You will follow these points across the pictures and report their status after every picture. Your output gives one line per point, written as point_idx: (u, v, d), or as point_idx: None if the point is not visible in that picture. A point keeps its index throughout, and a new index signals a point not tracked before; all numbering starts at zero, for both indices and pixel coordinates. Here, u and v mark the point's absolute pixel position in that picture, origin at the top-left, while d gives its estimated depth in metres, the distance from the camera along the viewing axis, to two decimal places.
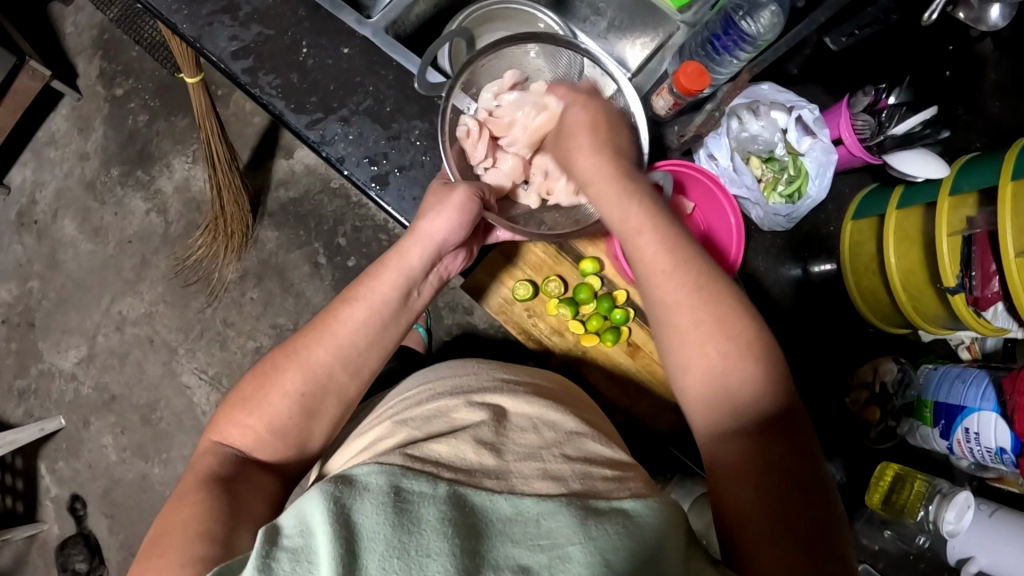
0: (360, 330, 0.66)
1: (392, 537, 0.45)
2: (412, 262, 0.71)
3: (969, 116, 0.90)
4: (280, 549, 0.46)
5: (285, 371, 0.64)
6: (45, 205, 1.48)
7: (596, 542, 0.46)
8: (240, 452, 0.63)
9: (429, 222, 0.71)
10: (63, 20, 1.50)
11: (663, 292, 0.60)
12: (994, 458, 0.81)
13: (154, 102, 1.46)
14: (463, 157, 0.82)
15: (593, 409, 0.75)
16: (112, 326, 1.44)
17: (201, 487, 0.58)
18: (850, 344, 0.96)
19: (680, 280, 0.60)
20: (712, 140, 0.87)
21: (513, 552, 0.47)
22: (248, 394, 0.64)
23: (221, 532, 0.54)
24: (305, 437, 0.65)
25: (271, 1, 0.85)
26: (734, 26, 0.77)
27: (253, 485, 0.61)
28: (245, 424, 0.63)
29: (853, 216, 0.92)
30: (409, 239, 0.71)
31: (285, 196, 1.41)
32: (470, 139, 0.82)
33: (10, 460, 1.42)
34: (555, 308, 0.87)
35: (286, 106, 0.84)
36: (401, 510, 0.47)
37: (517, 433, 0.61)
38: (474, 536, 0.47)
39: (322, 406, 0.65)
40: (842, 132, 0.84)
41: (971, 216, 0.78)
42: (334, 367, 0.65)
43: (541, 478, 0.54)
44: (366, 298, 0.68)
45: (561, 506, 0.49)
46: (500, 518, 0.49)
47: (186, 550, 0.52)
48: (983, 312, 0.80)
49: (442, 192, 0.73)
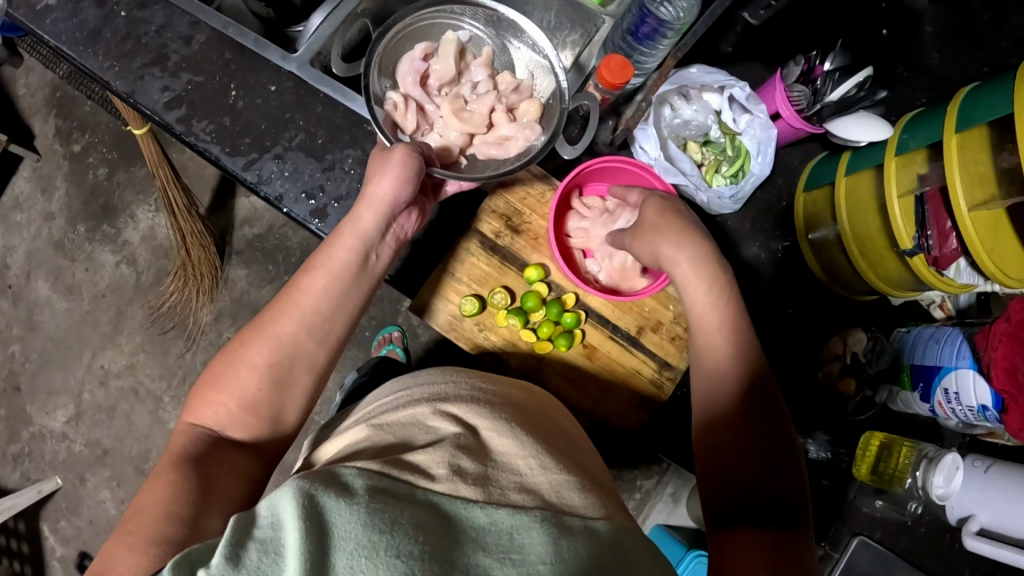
0: (322, 296, 0.66)
1: (364, 536, 0.41)
2: (366, 226, 0.69)
3: (910, 72, 0.91)
4: (250, 539, 0.42)
5: (251, 344, 0.63)
6: (17, 268, 1.48)
7: (568, 562, 0.43)
8: (213, 431, 0.61)
9: (377, 184, 0.69)
10: (14, 82, 1.50)
11: (722, 371, 0.63)
12: (978, 417, 0.78)
13: (112, 154, 1.47)
14: (396, 129, 0.80)
15: (551, 403, 0.73)
16: (96, 381, 1.44)
17: (174, 467, 0.56)
18: (823, 308, 0.93)
19: (734, 364, 0.63)
20: (639, 132, 0.85)
21: (483, 563, 0.43)
22: (217, 370, 0.62)
23: (188, 512, 0.53)
24: (277, 411, 0.63)
25: (197, 48, 0.85)
26: (651, 14, 0.76)
27: (223, 462, 0.59)
28: (216, 401, 0.61)
29: (805, 187, 0.92)
30: (360, 204, 0.70)
31: (250, 233, 1.42)
32: (398, 112, 0.80)
33: (13, 525, 1.41)
34: (505, 319, 0.86)
35: (221, 151, 0.83)
36: (376, 511, 0.43)
37: (496, 435, 0.57)
38: (445, 543, 0.43)
39: (294, 377, 0.63)
40: (779, 106, 0.83)
41: (923, 174, 0.76)
42: (299, 335, 0.64)
43: (517, 490, 0.50)
44: (324, 265, 0.67)
45: (535, 522, 0.45)
46: (473, 527, 0.45)
47: (149, 529, 0.51)
48: (946, 270, 0.77)
49: (382, 156, 0.71)
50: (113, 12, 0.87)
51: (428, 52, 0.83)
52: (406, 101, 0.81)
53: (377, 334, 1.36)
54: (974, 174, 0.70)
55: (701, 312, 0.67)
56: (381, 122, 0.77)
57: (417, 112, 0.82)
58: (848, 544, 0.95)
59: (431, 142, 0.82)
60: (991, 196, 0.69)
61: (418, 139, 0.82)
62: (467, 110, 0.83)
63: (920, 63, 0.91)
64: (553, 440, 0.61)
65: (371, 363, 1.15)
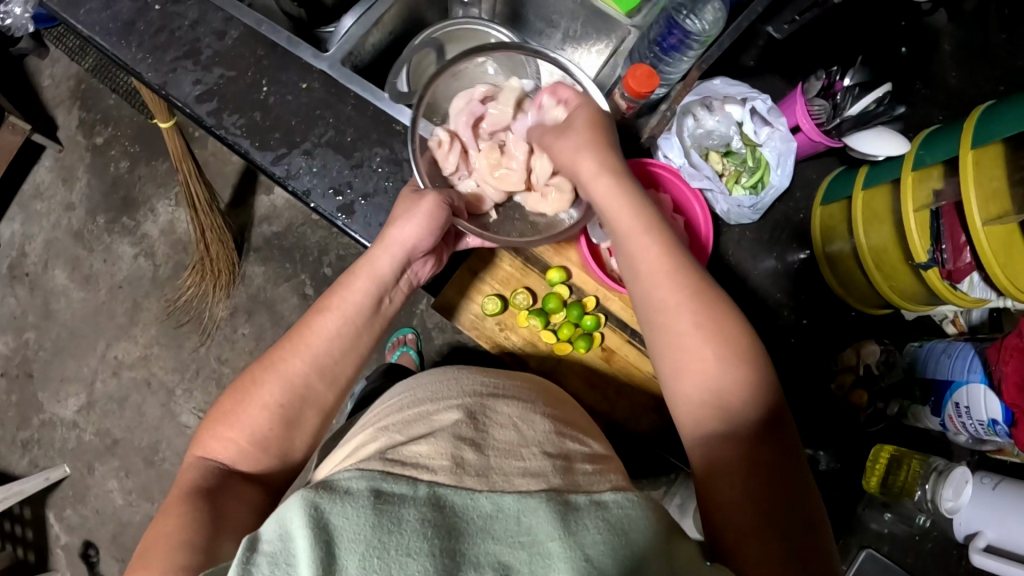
0: (335, 339, 0.65)
1: (373, 537, 0.42)
2: (382, 270, 0.70)
3: (928, 89, 0.93)
4: (258, 554, 0.43)
5: (262, 384, 0.62)
6: (35, 257, 1.49)
7: (578, 537, 0.44)
8: (224, 465, 0.61)
9: (398, 229, 0.70)
10: (40, 73, 1.53)
11: (669, 303, 0.57)
12: (988, 431, 0.78)
13: (134, 148, 1.49)
14: (436, 167, 0.81)
15: (557, 394, 0.74)
16: (109, 371, 1.45)
17: (186, 501, 0.57)
18: (832, 330, 0.94)
19: (676, 294, 0.57)
20: (663, 141, 0.89)
21: (493, 549, 0.44)
22: (227, 407, 0.63)
23: (201, 540, 0.54)
24: (287, 447, 0.63)
25: (230, 44, 0.87)
26: (678, 25, 0.78)
27: (234, 493, 0.59)
28: (227, 437, 0.62)
29: (823, 200, 0.93)
30: (379, 247, 0.70)
31: (269, 230, 1.44)
32: (442, 149, 0.81)
33: (19, 511, 1.42)
34: (526, 319, 0.89)
35: (251, 145, 0.85)
36: (382, 511, 0.44)
37: (495, 427, 0.58)
38: (453, 536, 0.44)
39: (303, 417, 0.64)
40: (800, 120, 0.85)
41: (938, 188, 0.77)
42: (311, 376, 0.64)
43: (522, 475, 0.51)
44: (339, 308, 0.67)
45: (540, 503, 0.46)
46: (481, 516, 0.46)
47: (167, 563, 0.52)
48: (960, 284, 0.79)
49: (410, 201, 0.72)
50: (148, 6, 0.89)
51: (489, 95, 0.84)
52: (453, 140, 0.81)
53: (392, 335, 1.37)
54: (988, 190, 0.71)
55: (655, 288, 0.59)
56: (421, 162, 0.77)
57: (459, 154, 0.83)
58: (855, 557, 0.95)
59: (467, 188, 0.82)
60: (1005, 210, 0.71)
61: (454, 182, 0.82)
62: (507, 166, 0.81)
63: (937, 81, 0.93)
64: (555, 425, 0.62)
65: (386, 365, 1.17)
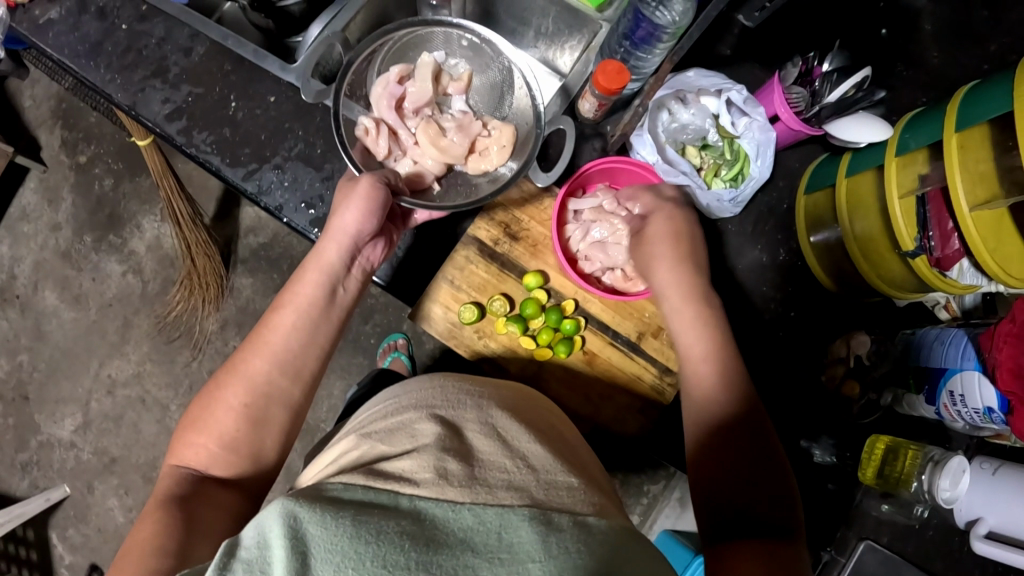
0: (291, 333, 0.65)
1: (349, 549, 0.41)
2: (331, 259, 0.69)
3: (911, 70, 0.91)
4: (234, 561, 0.41)
5: (226, 385, 0.62)
6: (24, 278, 1.49)
7: (557, 559, 0.42)
8: (197, 471, 0.61)
9: (340, 217, 0.69)
10: (20, 94, 1.52)
11: (717, 401, 0.64)
12: (984, 419, 0.76)
13: (117, 165, 1.49)
14: (369, 155, 0.82)
15: (543, 404, 0.73)
16: (103, 390, 1.45)
17: (160, 507, 0.56)
18: (822, 321, 0.93)
19: (726, 396, 0.64)
20: (635, 139, 0.87)
21: (473, 563, 0.42)
22: (196, 413, 0.62)
23: (174, 543, 0.53)
24: (258, 448, 0.62)
25: (197, 59, 0.86)
26: (647, 19, 0.75)
27: (209, 500, 0.58)
28: (197, 442, 0.61)
29: (806, 189, 0.91)
30: (325, 239, 0.69)
31: (255, 242, 1.43)
32: (370, 137, 0.82)
33: (21, 533, 1.42)
34: (504, 327, 0.86)
35: (222, 161, 0.84)
36: (361, 523, 0.43)
37: (482, 439, 0.56)
38: (432, 547, 0.42)
39: (270, 415, 0.63)
40: (778, 108, 0.83)
41: (924, 173, 0.75)
42: (272, 374, 0.63)
43: (505, 489, 0.49)
44: (291, 302, 0.66)
45: (522, 521, 0.45)
46: (461, 528, 0.44)
47: (140, 566, 0.51)
48: (949, 271, 0.76)
49: (347, 188, 0.71)
50: (112, 25, 0.87)
51: (404, 73, 0.85)
52: (379, 126, 0.83)
53: (382, 342, 1.37)
54: (975, 173, 0.69)
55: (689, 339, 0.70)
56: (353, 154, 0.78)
57: (388, 137, 0.84)
58: (854, 548, 0.93)
59: (403, 169, 0.83)
60: (992, 193, 0.68)
61: (390, 165, 0.84)
62: (445, 137, 0.84)
63: (919, 62, 0.91)
64: (542, 437, 0.60)
65: (375, 371, 1.16)
